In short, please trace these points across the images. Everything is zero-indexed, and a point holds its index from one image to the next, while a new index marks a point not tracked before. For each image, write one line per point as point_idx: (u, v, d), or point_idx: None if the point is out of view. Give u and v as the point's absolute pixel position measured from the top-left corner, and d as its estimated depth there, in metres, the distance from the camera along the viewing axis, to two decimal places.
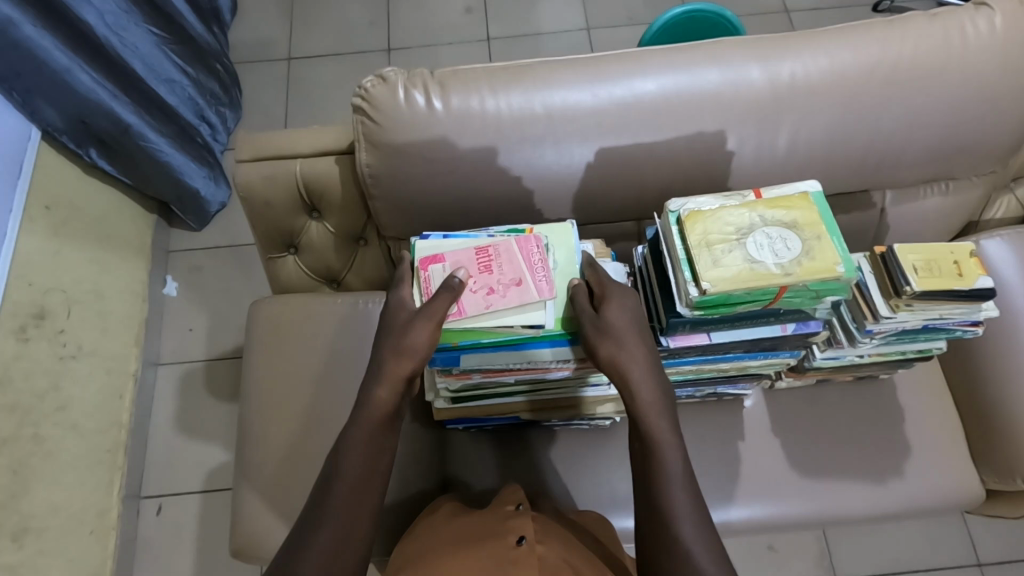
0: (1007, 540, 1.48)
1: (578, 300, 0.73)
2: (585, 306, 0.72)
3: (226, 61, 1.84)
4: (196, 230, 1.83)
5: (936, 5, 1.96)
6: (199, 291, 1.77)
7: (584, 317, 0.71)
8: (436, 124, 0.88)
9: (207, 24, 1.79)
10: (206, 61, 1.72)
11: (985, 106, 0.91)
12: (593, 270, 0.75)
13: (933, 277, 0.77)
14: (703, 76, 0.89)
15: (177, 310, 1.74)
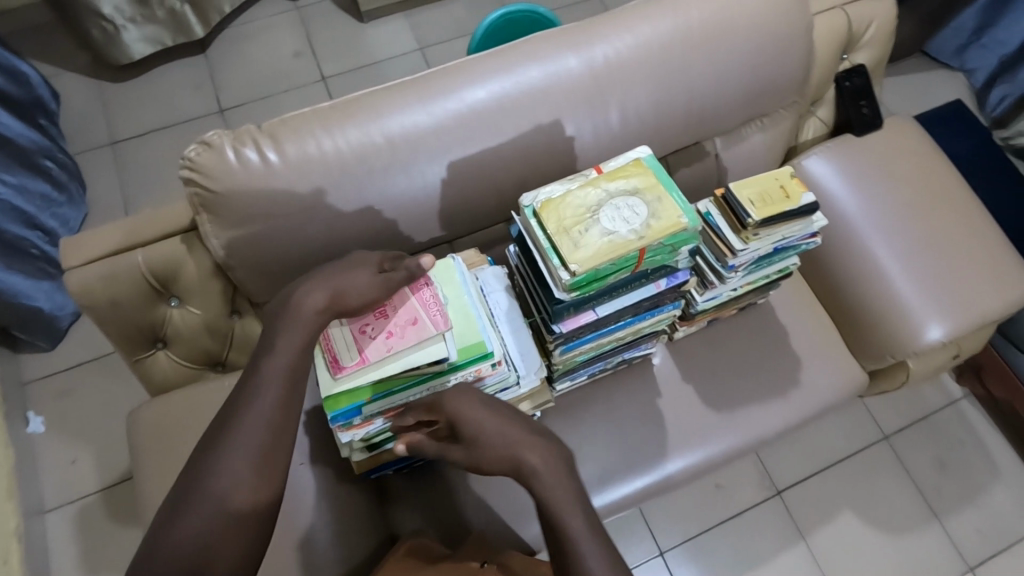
0: (902, 409, 1.68)
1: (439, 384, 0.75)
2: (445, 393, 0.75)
3: (60, 155, 1.68)
4: (50, 349, 1.62)
5: None
6: (71, 417, 1.57)
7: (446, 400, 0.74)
8: (279, 178, 0.84)
9: (28, 120, 1.61)
10: (29, 160, 1.56)
11: (771, 47, 1.03)
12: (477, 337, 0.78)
13: (768, 205, 0.85)
14: (528, 73, 0.93)
15: (51, 446, 1.54)
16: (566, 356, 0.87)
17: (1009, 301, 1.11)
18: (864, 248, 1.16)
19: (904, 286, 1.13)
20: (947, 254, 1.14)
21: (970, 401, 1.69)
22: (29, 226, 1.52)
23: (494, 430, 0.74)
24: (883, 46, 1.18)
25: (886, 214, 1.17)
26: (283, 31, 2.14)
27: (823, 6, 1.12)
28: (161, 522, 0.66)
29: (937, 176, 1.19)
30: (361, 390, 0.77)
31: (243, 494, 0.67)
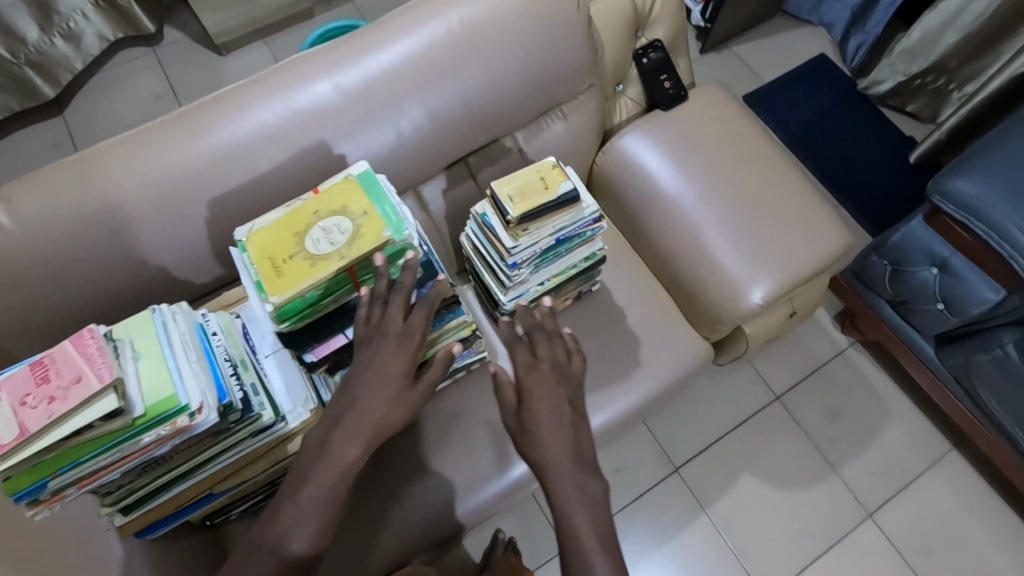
0: (791, 366, 1.70)
1: (518, 354, 0.80)
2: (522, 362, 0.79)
3: None
4: None
5: None
6: None
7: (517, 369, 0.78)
8: (14, 240, 0.81)
9: None
10: None
11: (545, 33, 1.02)
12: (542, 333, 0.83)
13: (526, 199, 0.84)
14: (286, 96, 0.91)
15: None
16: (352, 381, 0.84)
17: (825, 250, 1.12)
18: (684, 220, 1.16)
19: (724, 252, 1.13)
20: (761, 214, 1.14)
21: (855, 348, 1.72)
22: None
23: (551, 445, 0.72)
24: (674, 18, 1.18)
25: (704, 183, 1.16)
26: (138, 76, 2.09)
27: None
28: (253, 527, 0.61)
29: (748, 140, 1.20)
30: (35, 466, 0.56)
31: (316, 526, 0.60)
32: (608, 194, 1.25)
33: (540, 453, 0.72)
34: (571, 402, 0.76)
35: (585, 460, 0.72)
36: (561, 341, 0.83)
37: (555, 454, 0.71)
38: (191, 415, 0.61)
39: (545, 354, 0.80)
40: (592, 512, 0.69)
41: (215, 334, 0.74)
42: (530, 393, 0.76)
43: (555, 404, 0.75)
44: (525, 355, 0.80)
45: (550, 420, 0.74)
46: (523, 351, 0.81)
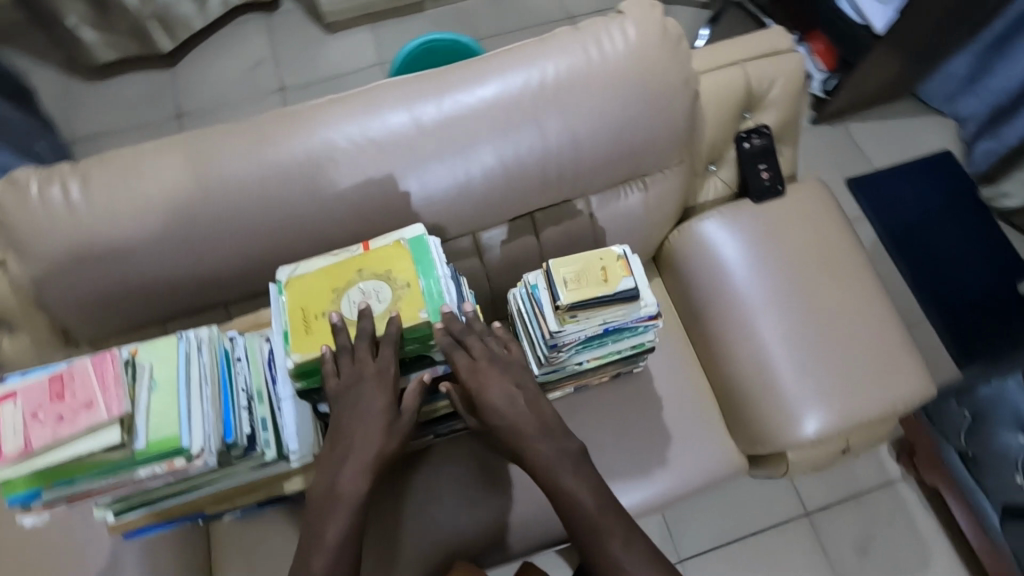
0: (830, 484, 1.57)
1: (454, 355, 0.72)
2: (460, 360, 0.73)
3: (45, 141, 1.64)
4: None
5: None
6: None
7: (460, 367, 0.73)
8: (82, 218, 0.84)
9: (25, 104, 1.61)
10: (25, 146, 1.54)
11: (641, 105, 0.96)
12: (476, 335, 0.74)
13: (581, 286, 0.79)
14: (364, 123, 0.90)
15: None
16: None
17: (899, 397, 1.00)
18: (749, 323, 1.07)
19: (783, 369, 1.03)
20: (833, 338, 1.03)
21: (907, 482, 1.57)
22: None
23: (521, 426, 0.73)
24: (789, 104, 1.08)
25: (778, 287, 1.07)
26: (247, 37, 2.15)
27: (717, 63, 1.04)
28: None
29: (841, 252, 1.08)
30: (32, 477, 0.56)
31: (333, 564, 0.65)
32: (673, 272, 1.18)
33: (511, 433, 0.74)
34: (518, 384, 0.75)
35: (555, 438, 0.74)
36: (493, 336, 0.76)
37: (525, 433, 0.73)
38: (191, 456, 0.59)
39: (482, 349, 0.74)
40: (576, 468, 0.74)
41: (239, 361, 0.73)
42: (476, 393, 0.73)
43: (509, 390, 0.74)
44: (461, 354, 0.73)
45: (508, 406, 0.74)
46: (457, 349, 0.73)
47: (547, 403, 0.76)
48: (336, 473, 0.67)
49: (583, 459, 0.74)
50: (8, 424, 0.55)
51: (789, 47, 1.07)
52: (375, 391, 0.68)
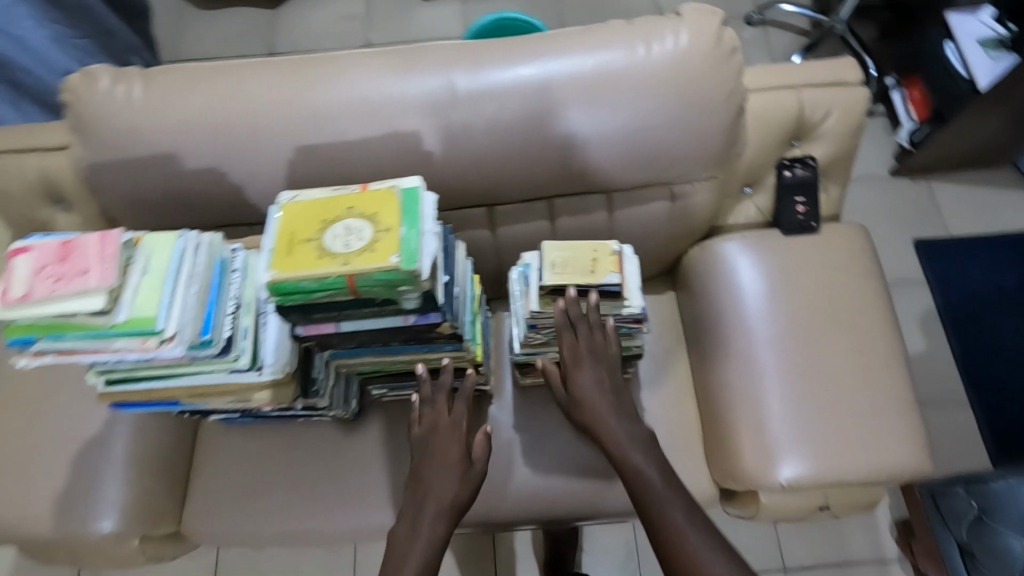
0: (818, 547, 1.49)
1: (562, 338, 0.83)
2: (566, 341, 0.83)
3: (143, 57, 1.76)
4: None
5: (806, 27, 2.07)
6: None
7: (565, 346, 0.83)
8: (137, 117, 0.92)
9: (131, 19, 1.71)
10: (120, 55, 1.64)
11: (679, 112, 0.95)
12: (583, 322, 0.82)
13: (567, 273, 0.80)
14: (403, 81, 0.93)
15: None
16: (345, 361, 0.88)
17: (892, 466, 0.93)
18: (749, 354, 1.03)
19: (774, 409, 0.99)
20: (834, 389, 0.98)
21: (901, 564, 1.47)
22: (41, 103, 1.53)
23: (601, 406, 0.84)
24: (843, 139, 1.03)
25: (788, 325, 1.02)
26: None
27: (771, 84, 1.01)
28: None
29: (864, 301, 1.02)
30: (29, 325, 0.63)
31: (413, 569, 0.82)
32: (687, 289, 1.15)
33: (592, 415, 0.84)
34: (603, 368, 0.86)
35: (631, 425, 0.84)
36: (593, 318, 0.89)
37: (606, 422, 0.84)
38: (161, 341, 0.65)
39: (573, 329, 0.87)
40: (648, 454, 0.83)
41: (235, 272, 0.79)
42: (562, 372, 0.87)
43: (598, 376, 0.84)
44: (570, 338, 0.83)
45: (596, 392, 0.84)
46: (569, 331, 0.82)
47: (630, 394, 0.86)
48: (418, 509, 0.88)
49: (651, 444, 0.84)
50: (19, 275, 0.63)
51: (855, 80, 1.01)
52: (443, 436, 0.92)
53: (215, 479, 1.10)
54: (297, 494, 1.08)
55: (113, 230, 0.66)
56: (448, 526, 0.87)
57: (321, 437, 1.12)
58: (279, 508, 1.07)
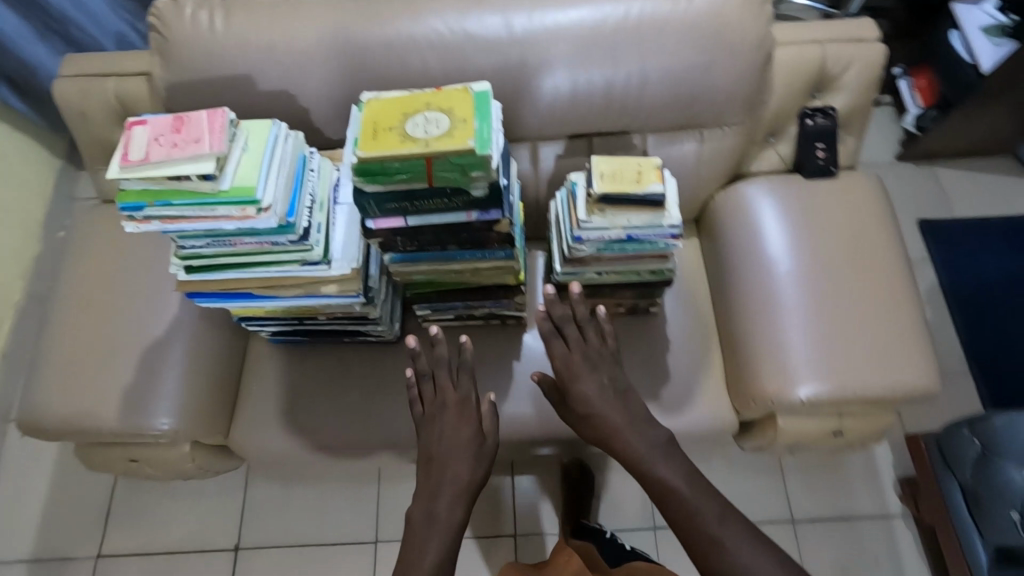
0: (825, 502, 1.54)
1: (556, 347, 1.03)
2: (558, 350, 1.03)
3: None
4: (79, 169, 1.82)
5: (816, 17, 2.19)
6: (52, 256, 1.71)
7: (560, 355, 1.03)
8: (217, 39, 0.99)
9: None
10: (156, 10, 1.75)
11: (713, 56, 1.03)
12: (575, 328, 1.04)
13: (616, 183, 0.87)
14: (462, 17, 1.01)
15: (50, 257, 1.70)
16: (403, 267, 0.96)
17: (900, 384, 1.01)
18: (770, 286, 1.11)
19: (794, 334, 1.06)
20: (849, 317, 1.05)
21: (905, 520, 1.52)
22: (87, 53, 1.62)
23: (615, 413, 1.00)
24: (861, 92, 1.12)
25: (807, 262, 1.10)
26: None
27: (798, 38, 1.10)
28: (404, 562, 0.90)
29: (878, 239, 1.10)
30: (142, 190, 0.70)
31: (440, 548, 0.90)
32: (711, 233, 1.23)
33: (604, 420, 1.00)
34: (612, 378, 1.03)
35: (642, 431, 1.00)
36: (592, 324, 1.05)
37: (620, 426, 0.99)
38: (259, 211, 0.72)
39: (577, 340, 1.03)
40: (665, 457, 0.98)
41: (312, 171, 0.86)
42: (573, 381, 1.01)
43: (600, 383, 1.02)
44: (563, 348, 1.03)
45: (601, 399, 1.01)
46: (561, 342, 1.03)
47: (635, 402, 1.02)
48: (435, 490, 0.95)
49: (668, 447, 0.99)
50: (135, 143, 0.70)
51: (874, 37, 1.10)
52: (453, 416, 1.00)
53: (263, 394, 1.15)
54: (341, 410, 1.14)
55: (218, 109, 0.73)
56: (464, 510, 0.95)
57: (363, 357, 1.18)
58: (324, 421, 1.14)
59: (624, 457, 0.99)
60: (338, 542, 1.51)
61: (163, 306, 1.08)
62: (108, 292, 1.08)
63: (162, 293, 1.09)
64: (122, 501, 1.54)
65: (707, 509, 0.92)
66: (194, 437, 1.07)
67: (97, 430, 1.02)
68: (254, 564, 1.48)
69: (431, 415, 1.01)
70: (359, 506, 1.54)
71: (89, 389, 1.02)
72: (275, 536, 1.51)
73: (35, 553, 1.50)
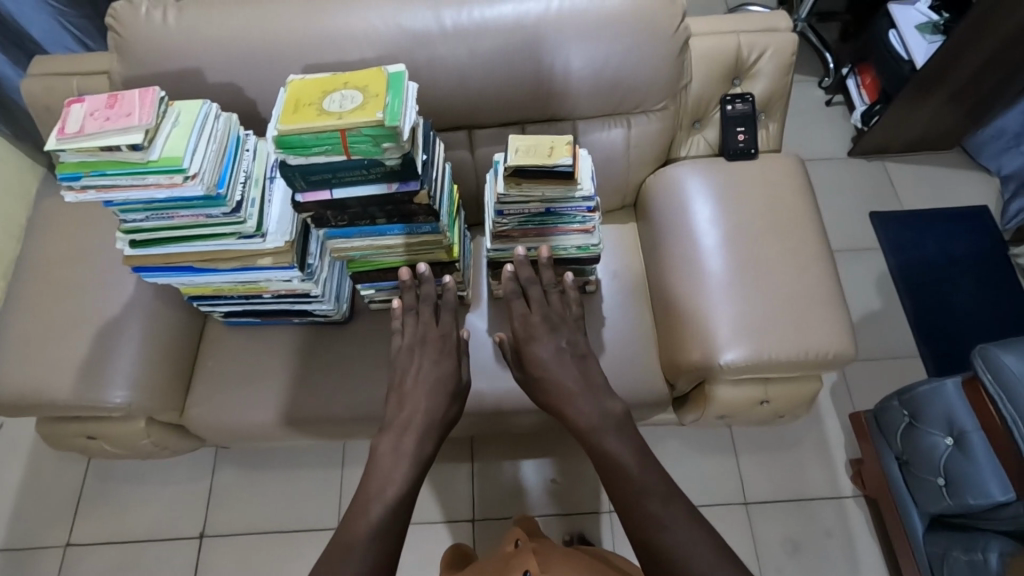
0: (779, 483, 1.55)
1: (515, 305, 1.09)
2: (518, 308, 1.09)
3: None
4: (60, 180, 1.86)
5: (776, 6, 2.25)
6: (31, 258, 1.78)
7: (517, 313, 1.08)
8: (169, 36, 1.07)
9: None
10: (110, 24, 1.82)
11: (632, 43, 1.10)
12: (536, 289, 1.09)
13: (529, 156, 0.94)
14: (394, 13, 1.07)
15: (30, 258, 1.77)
16: (337, 245, 1.02)
17: (815, 346, 1.07)
18: (696, 258, 1.16)
19: (717, 301, 1.11)
20: (768, 284, 1.11)
21: (857, 500, 1.53)
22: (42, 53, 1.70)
23: (568, 377, 1.02)
24: (776, 78, 1.20)
25: (730, 236, 1.16)
26: None
27: (714, 30, 1.18)
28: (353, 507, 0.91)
29: (794, 214, 1.18)
30: (80, 161, 0.79)
31: (396, 485, 0.93)
32: (645, 214, 1.30)
33: (561, 387, 1.01)
34: (570, 342, 1.06)
35: (601, 401, 0.99)
36: (556, 287, 1.12)
37: (576, 395, 1.00)
38: (186, 178, 0.80)
39: (539, 302, 1.08)
40: (619, 434, 0.95)
41: (248, 151, 0.94)
42: (530, 340, 1.06)
43: (556, 346, 1.05)
44: (521, 308, 1.09)
45: (557, 364, 1.03)
46: (518, 302, 1.09)
47: (596, 371, 1.04)
48: (405, 426, 1.00)
49: (624, 422, 0.97)
50: (72, 117, 0.78)
51: (786, 28, 1.19)
52: (432, 350, 1.07)
53: (217, 373, 1.21)
54: (289, 386, 1.20)
55: (150, 89, 0.81)
56: (433, 447, 1.00)
57: (313, 337, 1.24)
58: (274, 396, 1.19)
59: (575, 425, 0.98)
60: (301, 529, 1.54)
61: (123, 288, 1.15)
62: (68, 276, 1.14)
63: (122, 276, 1.16)
64: (92, 492, 1.58)
65: (652, 489, 0.87)
66: (148, 411, 1.12)
67: (54, 403, 1.07)
68: (216, 551, 1.51)
69: (411, 348, 1.09)
70: (323, 493, 1.57)
71: (47, 364, 1.08)
72: (240, 523, 1.54)
73: (5, 543, 1.53)
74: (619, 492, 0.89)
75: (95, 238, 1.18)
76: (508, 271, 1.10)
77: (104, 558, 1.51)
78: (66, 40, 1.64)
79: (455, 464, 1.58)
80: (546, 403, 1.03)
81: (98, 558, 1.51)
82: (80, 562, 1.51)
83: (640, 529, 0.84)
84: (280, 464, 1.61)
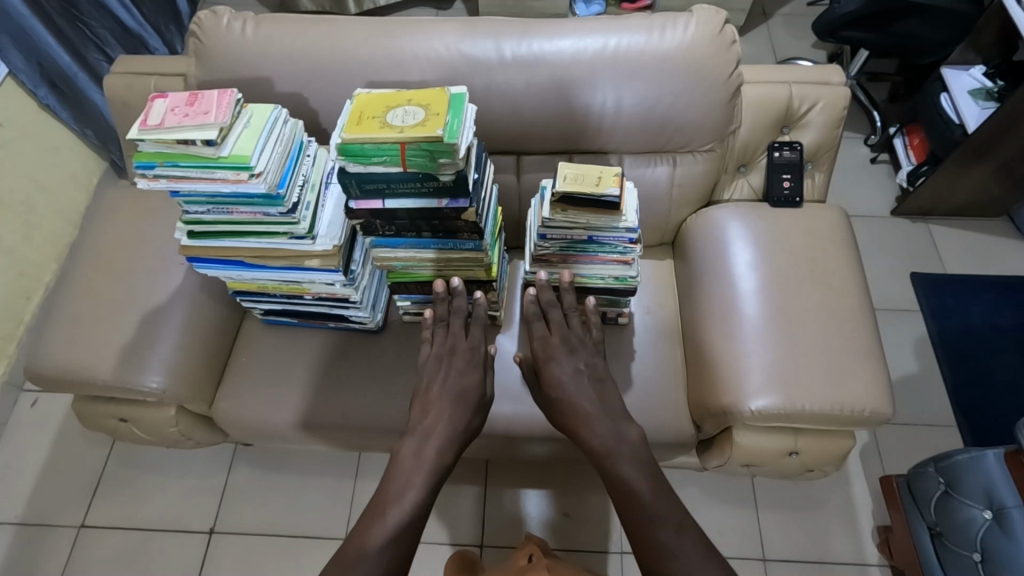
0: (799, 543, 1.50)
1: (535, 326, 1.11)
2: (538, 330, 1.11)
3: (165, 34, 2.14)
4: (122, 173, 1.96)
5: (825, 61, 2.28)
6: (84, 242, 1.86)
7: (536, 335, 1.11)
8: (245, 46, 1.14)
9: (157, 12, 2.11)
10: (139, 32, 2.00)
11: (685, 86, 1.12)
12: (554, 314, 1.12)
13: (577, 184, 0.96)
14: (459, 40, 1.12)
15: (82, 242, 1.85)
16: (381, 254, 1.05)
17: (849, 401, 1.04)
18: (732, 300, 1.15)
19: (750, 345, 1.10)
20: (804, 334, 1.10)
21: (882, 570, 1.46)
22: (103, 58, 1.84)
23: (585, 400, 1.03)
24: (825, 130, 1.21)
25: (768, 281, 1.15)
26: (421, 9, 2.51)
27: (767, 80, 1.20)
28: (370, 510, 0.92)
29: (836, 265, 1.17)
30: (155, 152, 0.84)
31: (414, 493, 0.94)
32: (683, 253, 1.30)
33: (576, 407, 1.02)
34: (588, 364, 1.07)
35: (618, 425, 1.00)
36: (577, 311, 1.12)
37: (591, 416, 1.00)
38: (249, 176, 0.84)
39: (559, 325, 1.10)
40: (635, 461, 0.95)
41: (309, 157, 0.99)
42: (549, 360, 1.07)
43: (575, 368, 1.06)
44: (541, 330, 1.11)
45: (574, 386, 1.04)
46: (539, 323, 1.12)
47: (613, 396, 1.04)
48: (427, 434, 1.01)
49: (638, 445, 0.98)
50: (154, 111, 0.83)
51: (839, 82, 1.20)
52: (460, 362, 1.09)
53: (250, 368, 1.24)
54: (317, 388, 1.21)
55: (228, 91, 0.87)
56: (454, 456, 1.01)
57: (346, 343, 1.26)
58: (301, 397, 1.21)
59: (590, 448, 0.99)
60: (308, 535, 1.53)
61: (173, 278, 1.20)
62: (123, 262, 1.20)
63: (174, 266, 1.20)
64: (112, 477, 1.61)
65: (662, 515, 0.88)
66: (180, 399, 1.15)
67: (94, 382, 1.11)
68: (224, 549, 1.52)
69: (438, 358, 1.10)
70: (334, 501, 1.57)
71: (93, 345, 1.12)
72: (251, 523, 1.55)
73: (23, 518, 1.56)
74: (637, 524, 0.89)
75: (154, 227, 1.23)
76: (530, 294, 1.14)
77: (115, 544, 1.53)
78: (95, 50, 1.81)
79: (467, 485, 1.56)
80: (563, 423, 1.04)
81: (110, 543, 1.53)
82: (92, 545, 1.52)
83: (651, 559, 0.85)
84: (296, 467, 1.62)
